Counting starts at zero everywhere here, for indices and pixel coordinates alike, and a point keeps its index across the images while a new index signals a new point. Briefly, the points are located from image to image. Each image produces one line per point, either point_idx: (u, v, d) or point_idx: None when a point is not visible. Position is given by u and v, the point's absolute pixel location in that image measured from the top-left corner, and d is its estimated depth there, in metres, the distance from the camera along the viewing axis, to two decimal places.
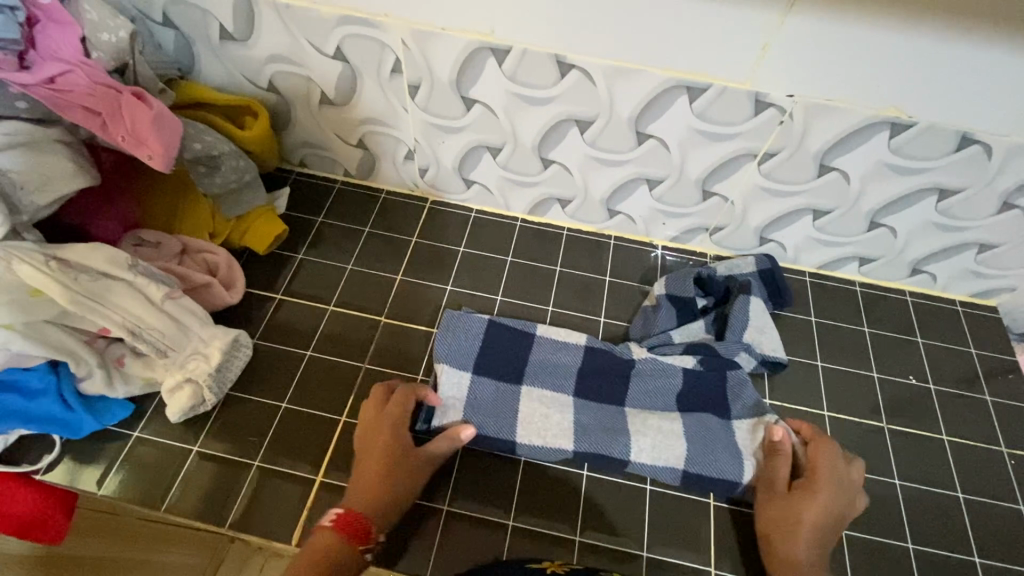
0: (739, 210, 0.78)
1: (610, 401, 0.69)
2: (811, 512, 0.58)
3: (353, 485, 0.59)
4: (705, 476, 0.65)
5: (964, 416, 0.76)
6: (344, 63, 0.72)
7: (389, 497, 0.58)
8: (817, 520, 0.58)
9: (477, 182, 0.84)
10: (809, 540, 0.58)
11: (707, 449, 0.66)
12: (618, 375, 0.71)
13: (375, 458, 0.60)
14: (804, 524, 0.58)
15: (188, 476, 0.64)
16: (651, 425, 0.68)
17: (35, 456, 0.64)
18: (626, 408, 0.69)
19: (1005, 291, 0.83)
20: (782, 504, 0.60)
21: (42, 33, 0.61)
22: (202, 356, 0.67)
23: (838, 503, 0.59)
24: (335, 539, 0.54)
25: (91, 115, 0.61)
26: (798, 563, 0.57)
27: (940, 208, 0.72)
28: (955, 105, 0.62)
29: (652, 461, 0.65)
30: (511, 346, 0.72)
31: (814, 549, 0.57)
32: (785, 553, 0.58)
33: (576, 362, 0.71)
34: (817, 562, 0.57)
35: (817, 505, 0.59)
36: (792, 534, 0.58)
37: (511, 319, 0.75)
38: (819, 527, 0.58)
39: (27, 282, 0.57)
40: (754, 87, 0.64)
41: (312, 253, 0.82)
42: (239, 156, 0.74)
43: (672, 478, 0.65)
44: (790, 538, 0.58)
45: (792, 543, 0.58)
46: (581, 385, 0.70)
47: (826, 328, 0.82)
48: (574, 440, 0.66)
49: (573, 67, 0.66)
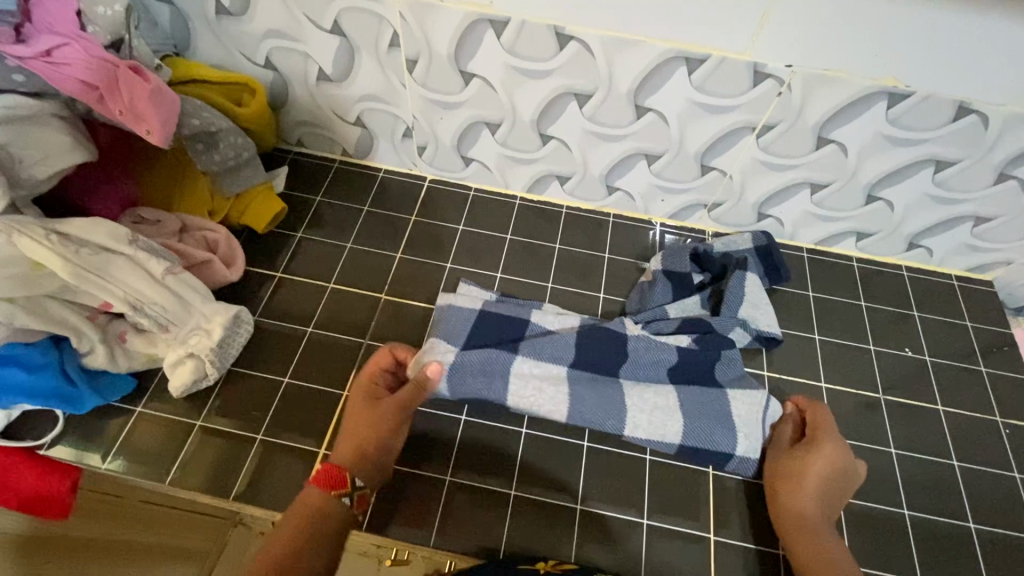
0: (737, 184, 0.78)
1: (604, 373, 0.69)
2: (814, 466, 0.61)
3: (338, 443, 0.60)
4: (699, 449, 0.66)
5: (959, 388, 0.77)
6: (341, 37, 0.72)
7: (372, 453, 0.59)
8: (822, 472, 0.60)
9: (476, 160, 0.84)
10: (813, 490, 0.60)
11: (698, 420, 0.66)
12: (612, 349, 0.70)
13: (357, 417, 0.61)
14: (809, 476, 0.60)
15: (193, 450, 0.65)
16: (646, 397, 0.68)
17: (39, 432, 0.64)
18: (620, 379, 0.69)
19: (1001, 264, 0.83)
20: (789, 459, 0.62)
21: (38, 5, 0.60)
22: (204, 331, 0.67)
23: (842, 457, 0.61)
24: (316, 491, 0.55)
25: (90, 90, 0.61)
26: (799, 513, 0.59)
27: (938, 180, 0.73)
28: (953, 74, 0.62)
29: (648, 435, 0.66)
30: (506, 327, 0.71)
31: (818, 499, 0.60)
32: (788, 507, 0.60)
33: (573, 339, 0.70)
34: (819, 513, 0.59)
35: (822, 458, 0.61)
36: (796, 486, 0.60)
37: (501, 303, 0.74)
38: (823, 480, 0.60)
39: (28, 255, 0.57)
40: (752, 58, 0.64)
41: (311, 232, 0.82)
42: (237, 133, 0.74)
43: (669, 449, 0.66)
44: (797, 490, 0.60)
45: (797, 494, 0.60)
46: (579, 356, 0.69)
47: (824, 302, 0.82)
48: (568, 414, 0.66)
49: (572, 38, 0.65)
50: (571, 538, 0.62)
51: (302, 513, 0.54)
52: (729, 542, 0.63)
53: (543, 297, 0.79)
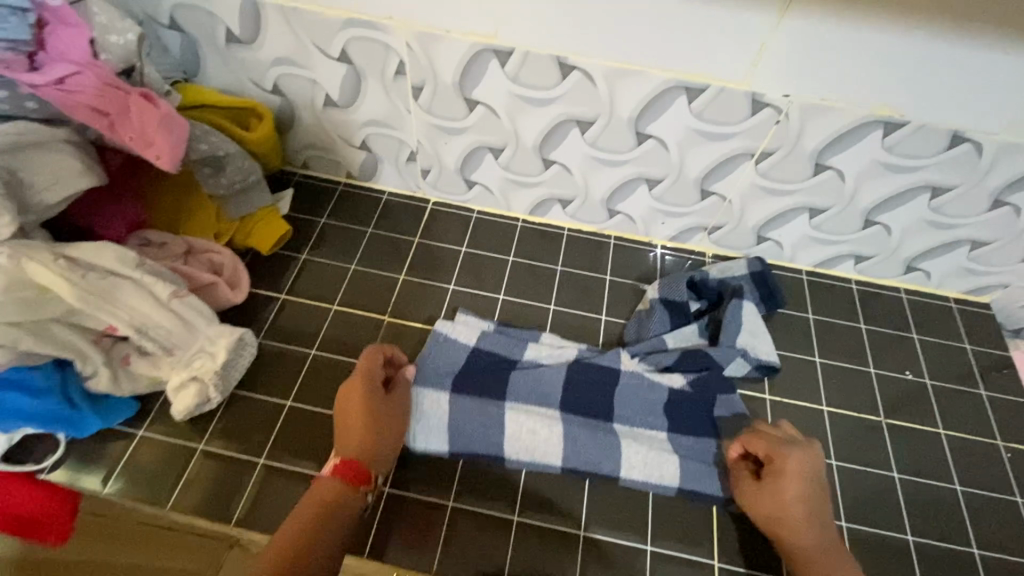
0: (737, 209, 0.80)
1: (598, 416, 0.69)
2: (794, 493, 0.58)
3: (344, 436, 0.60)
4: (698, 492, 0.65)
5: (960, 411, 0.77)
6: (348, 65, 0.73)
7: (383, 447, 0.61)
8: (802, 496, 0.58)
9: (478, 183, 0.85)
10: (805, 516, 0.58)
11: (697, 462, 0.67)
12: (603, 390, 0.71)
13: (364, 413, 0.61)
14: (791, 509, 0.58)
15: (194, 475, 0.64)
16: (637, 439, 0.68)
17: (41, 456, 0.64)
18: (615, 424, 0.69)
19: (998, 288, 0.84)
20: (767, 498, 0.59)
21: (52, 34, 0.61)
22: (207, 354, 0.67)
23: (807, 470, 0.59)
24: (341, 484, 0.56)
25: (100, 116, 0.62)
26: (810, 549, 0.57)
27: (934, 206, 0.74)
28: (948, 104, 0.63)
29: (644, 477, 0.66)
30: (496, 364, 0.72)
31: (812, 527, 0.58)
32: (796, 548, 0.57)
33: (561, 378, 0.71)
34: (824, 536, 0.57)
35: (789, 483, 0.59)
36: (791, 526, 0.58)
37: (497, 339, 0.74)
38: (808, 502, 0.58)
39: (35, 279, 0.57)
40: (751, 87, 0.65)
41: (315, 254, 0.83)
42: (244, 157, 0.75)
43: (667, 492, 0.65)
44: (790, 524, 0.58)
45: (791, 529, 0.58)
46: (566, 395, 0.70)
47: (823, 324, 0.83)
48: (563, 458, 0.66)
49: (575, 68, 0.67)
50: (574, 564, 0.61)
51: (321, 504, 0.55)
52: (734, 570, 0.62)
53: (545, 320, 0.80)
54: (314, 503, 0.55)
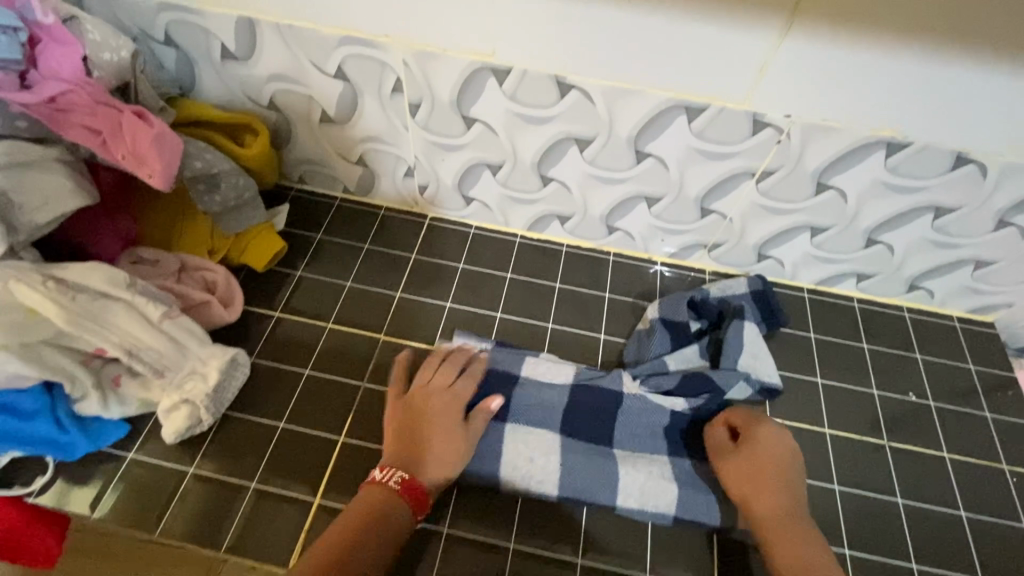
0: (738, 227, 0.79)
1: (597, 440, 0.68)
2: (767, 460, 0.62)
3: (412, 449, 0.61)
4: (695, 522, 0.64)
5: (964, 433, 0.76)
6: (345, 82, 0.72)
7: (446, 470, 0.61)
8: (774, 464, 0.62)
9: (477, 199, 0.84)
10: (773, 488, 0.60)
11: (695, 491, 0.65)
12: (602, 415, 0.70)
13: (435, 430, 0.63)
14: (762, 473, 0.61)
15: (184, 499, 0.63)
16: (636, 467, 0.66)
17: (28, 479, 0.63)
18: (615, 448, 0.68)
19: (1002, 307, 0.83)
20: (741, 461, 0.63)
21: (43, 51, 0.60)
22: (199, 375, 0.66)
23: (772, 447, 0.63)
24: (399, 499, 0.57)
25: (93, 134, 0.61)
26: (775, 513, 0.59)
27: (937, 225, 0.73)
28: (952, 126, 0.63)
29: (640, 506, 0.64)
30: (496, 384, 0.71)
31: (778, 494, 0.60)
32: (761, 512, 0.59)
33: (561, 401, 0.70)
34: (789, 505, 0.60)
35: (759, 454, 0.63)
36: (760, 488, 0.60)
37: (498, 356, 0.73)
38: (779, 470, 0.62)
39: (24, 302, 0.57)
40: (752, 107, 0.65)
41: (311, 270, 0.82)
42: (239, 174, 0.74)
43: (664, 521, 0.64)
44: (758, 492, 0.60)
45: (757, 498, 0.60)
46: (568, 420, 0.69)
47: (825, 343, 0.82)
48: (558, 486, 0.64)
49: (573, 87, 0.66)
50: None
51: (374, 511, 0.56)
52: None
53: (543, 339, 0.78)
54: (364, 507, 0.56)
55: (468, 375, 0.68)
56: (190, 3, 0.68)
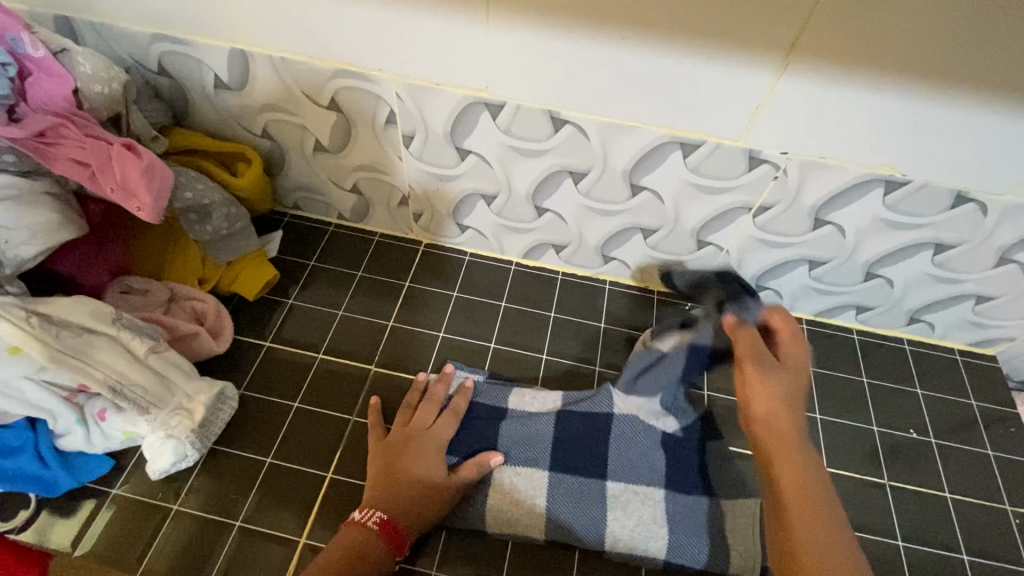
0: (735, 258, 0.78)
1: (588, 475, 0.67)
2: (786, 377, 0.56)
3: (390, 489, 0.61)
4: (688, 567, 0.62)
5: (967, 472, 0.74)
6: (338, 112, 0.72)
7: (426, 513, 0.60)
8: (790, 379, 0.56)
9: (472, 227, 0.83)
10: (784, 403, 0.54)
11: (688, 534, 0.63)
12: (590, 449, 0.68)
13: (413, 469, 0.62)
14: (778, 385, 0.55)
15: (167, 537, 0.62)
16: (630, 509, 0.64)
17: (11, 514, 0.62)
18: (607, 481, 0.66)
19: (1004, 340, 0.82)
20: (758, 373, 0.56)
21: (33, 85, 0.60)
22: (185, 411, 0.65)
23: (794, 370, 0.57)
24: (376, 534, 0.57)
25: (82, 167, 0.61)
26: (780, 425, 0.53)
27: (937, 261, 0.72)
28: (949, 165, 0.62)
29: (630, 549, 0.62)
30: (486, 422, 0.69)
31: (790, 408, 0.54)
32: (765, 419, 0.54)
33: (550, 433, 0.69)
34: (796, 419, 0.54)
35: (778, 369, 0.57)
36: (769, 397, 0.54)
37: (491, 388, 0.72)
38: (793, 387, 0.56)
39: (6, 339, 0.56)
40: (747, 144, 0.64)
41: (303, 298, 0.81)
42: (230, 205, 0.74)
43: (655, 565, 0.62)
44: (777, 407, 0.54)
45: (767, 407, 0.54)
46: (556, 458, 0.67)
47: (824, 377, 0.80)
48: (545, 528, 0.63)
49: (567, 122, 0.66)
50: None
51: (351, 550, 0.55)
52: None
53: (536, 370, 0.77)
54: (341, 546, 0.56)
55: (449, 413, 0.68)
56: (183, 34, 0.67)
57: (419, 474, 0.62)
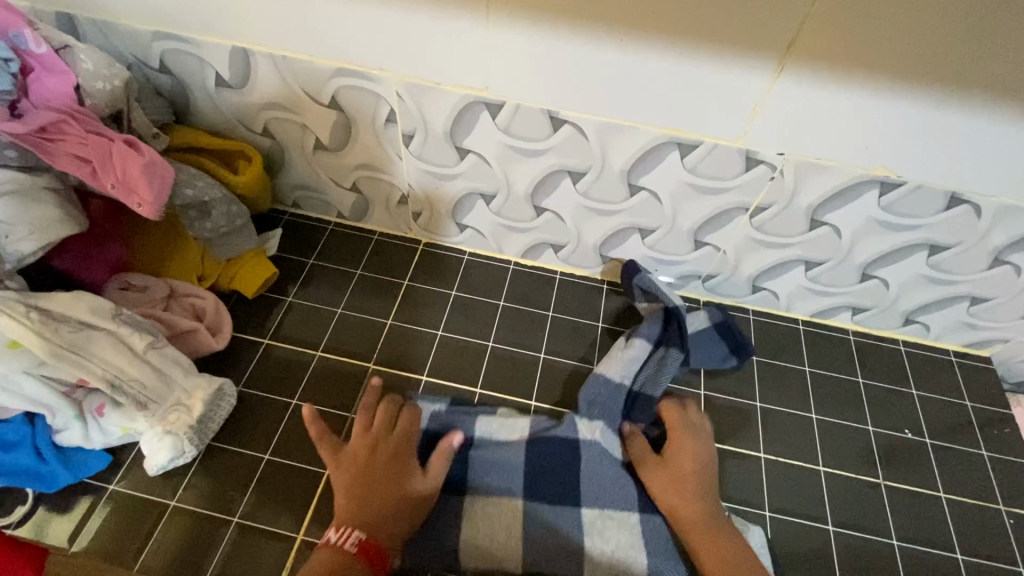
0: (732, 259, 0.78)
1: (565, 501, 0.65)
2: (686, 468, 0.66)
3: (359, 505, 0.59)
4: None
5: (961, 473, 0.74)
6: (339, 111, 0.72)
7: (397, 521, 0.59)
8: (689, 469, 0.65)
9: (471, 227, 0.83)
10: (690, 496, 0.64)
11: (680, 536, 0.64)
12: (568, 470, 0.67)
13: (382, 475, 0.61)
14: (679, 480, 0.65)
15: (165, 532, 0.62)
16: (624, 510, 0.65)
17: (8, 509, 0.62)
18: (582, 506, 0.65)
19: (999, 342, 0.82)
20: (661, 474, 0.65)
21: (35, 81, 0.61)
22: (184, 407, 0.65)
23: (692, 458, 0.66)
24: (350, 558, 0.55)
25: (84, 164, 0.61)
26: (693, 517, 0.62)
27: (932, 262, 0.72)
28: (943, 168, 0.63)
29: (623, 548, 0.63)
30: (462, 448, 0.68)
31: (697, 499, 0.64)
32: (678, 511, 0.63)
33: (520, 460, 0.67)
34: (704, 506, 0.63)
35: (678, 468, 0.65)
36: (681, 494, 0.64)
37: (452, 417, 0.69)
38: (694, 476, 0.65)
39: (6, 333, 0.57)
40: (745, 145, 0.64)
41: (301, 295, 0.81)
42: (230, 201, 0.74)
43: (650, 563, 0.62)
44: (684, 500, 0.63)
45: (678, 504, 0.63)
46: (531, 486, 0.66)
47: (820, 378, 0.81)
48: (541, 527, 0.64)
49: (566, 122, 0.66)
50: None
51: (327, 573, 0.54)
52: None
53: (535, 368, 0.78)
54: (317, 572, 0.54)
55: (409, 410, 0.68)
56: (185, 32, 0.68)
57: (388, 478, 0.61)
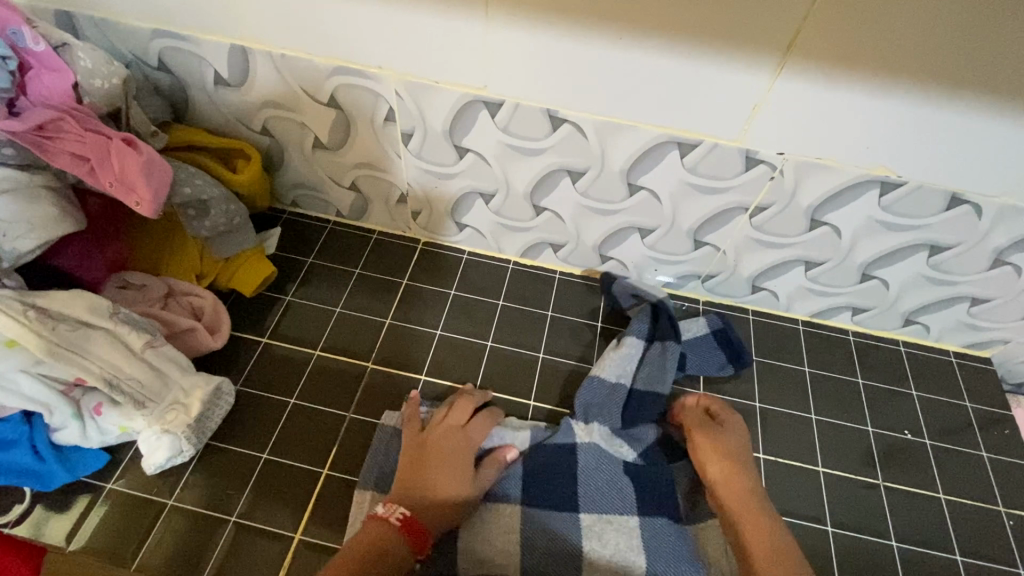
0: (731, 259, 0.78)
1: (563, 507, 0.65)
2: (733, 445, 0.68)
3: (414, 489, 0.61)
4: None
5: (961, 474, 0.74)
6: (337, 109, 0.72)
7: (443, 515, 0.60)
8: (735, 448, 0.67)
9: (470, 226, 0.83)
10: (738, 469, 0.65)
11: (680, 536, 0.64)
12: (565, 476, 0.67)
13: (441, 471, 0.63)
14: (729, 452, 0.67)
15: (162, 532, 0.62)
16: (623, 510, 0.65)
17: (6, 508, 0.62)
18: (580, 512, 0.65)
19: (999, 343, 0.82)
20: (712, 444, 0.68)
21: (34, 79, 0.61)
22: (182, 406, 0.65)
23: (739, 441, 0.68)
24: (398, 533, 0.57)
25: (81, 161, 0.61)
26: (740, 491, 0.63)
27: (932, 263, 0.72)
28: (943, 168, 0.62)
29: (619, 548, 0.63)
30: None
31: (744, 475, 0.65)
32: (727, 483, 0.64)
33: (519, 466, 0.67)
34: (750, 486, 0.64)
35: (728, 444, 0.68)
36: (728, 465, 0.65)
37: None
38: (739, 456, 0.67)
39: (3, 333, 0.57)
40: (745, 144, 0.64)
41: (300, 294, 0.81)
42: (228, 200, 0.74)
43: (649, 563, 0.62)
44: (732, 473, 0.65)
45: (727, 474, 0.65)
46: (528, 490, 0.66)
47: (819, 378, 0.81)
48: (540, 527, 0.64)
49: (565, 121, 0.66)
50: None
51: (372, 546, 0.55)
52: None
53: (534, 368, 0.78)
54: (365, 541, 0.55)
55: (482, 415, 0.70)
56: (184, 30, 0.68)
57: (446, 474, 0.63)
